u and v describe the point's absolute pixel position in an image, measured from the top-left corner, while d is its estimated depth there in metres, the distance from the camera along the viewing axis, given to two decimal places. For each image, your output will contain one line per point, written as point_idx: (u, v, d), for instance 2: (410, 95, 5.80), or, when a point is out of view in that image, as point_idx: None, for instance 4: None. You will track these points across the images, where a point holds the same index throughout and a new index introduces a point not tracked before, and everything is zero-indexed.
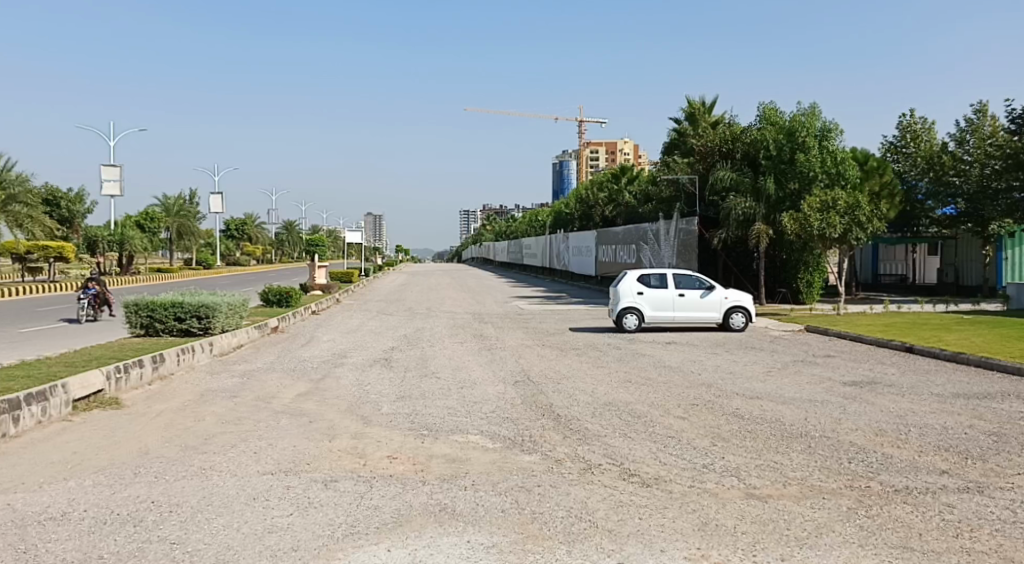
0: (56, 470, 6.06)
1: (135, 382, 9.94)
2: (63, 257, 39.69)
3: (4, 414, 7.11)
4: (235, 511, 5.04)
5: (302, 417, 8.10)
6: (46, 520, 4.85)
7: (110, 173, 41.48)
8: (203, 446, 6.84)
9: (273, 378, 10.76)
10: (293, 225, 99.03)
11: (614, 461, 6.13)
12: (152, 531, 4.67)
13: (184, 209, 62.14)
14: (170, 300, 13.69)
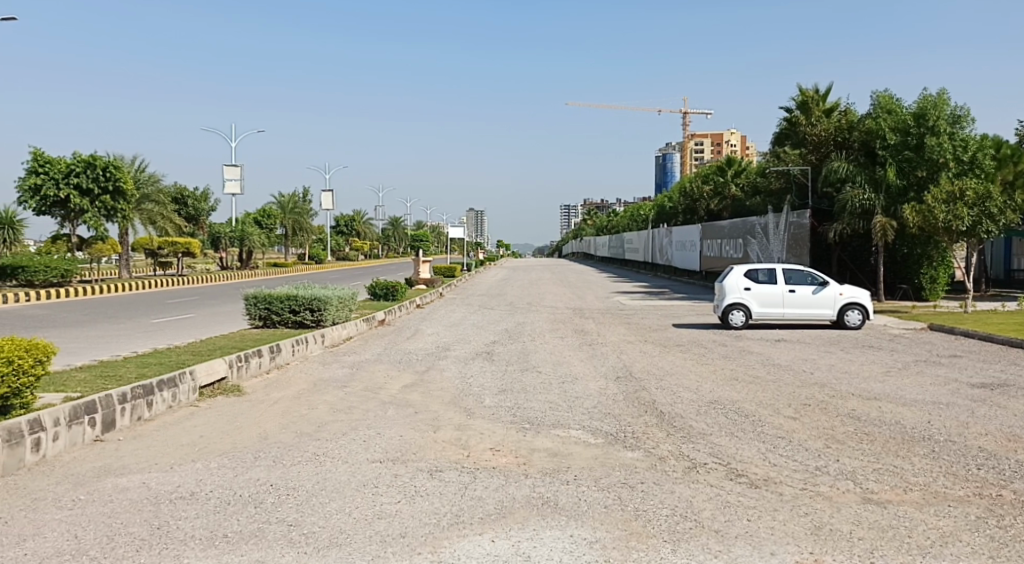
0: (186, 452, 6.49)
1: (254, 370, 10.50)
2: (189, 253, 42.30)
3: (140, 398, 7.67)
4: (346, 496, 5.24)
5: (408, 408, 8.33)
6: (176, 499, 5.19)
7: (232, 173, 43.83)
8: (316, 433, 7.15)
9: (381, 369, 11.11)
10: (399, 221, 101.65)
11: (720, 461, 6.00)
12: (272, 513, 4.92)
13: (298, 207, 64.82)
14: (285, 293, 14.36)
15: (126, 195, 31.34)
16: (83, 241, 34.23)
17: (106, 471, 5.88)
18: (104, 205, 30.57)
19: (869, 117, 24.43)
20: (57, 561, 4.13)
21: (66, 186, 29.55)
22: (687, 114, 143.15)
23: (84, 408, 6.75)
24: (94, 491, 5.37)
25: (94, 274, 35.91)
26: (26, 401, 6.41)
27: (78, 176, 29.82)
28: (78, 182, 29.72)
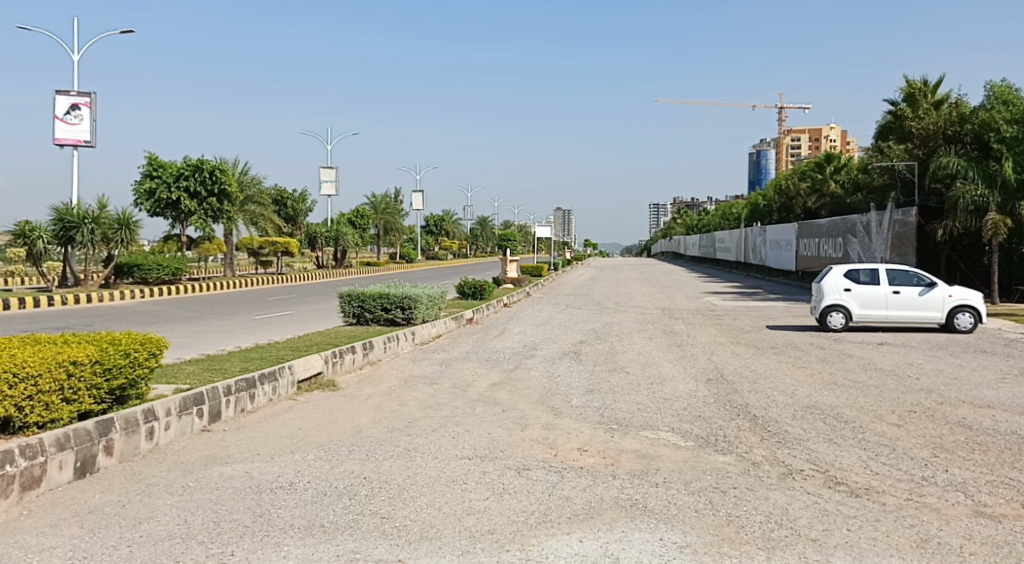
0: (285, 444, 6.76)
1: (348, 365, 10.83)
2: (288, 253, 44.01)
3: (243, 391, 8.03)
4: (436, 491, 5.34)
5: (496, 406, 8.41)
6: (277, 488, 5.42)
7: (328, 174, 45.35)
8: (407, 429, 7.31)
9: (469, 367, 11.26)
10: (487, 220, 102.61)
11: (818, 467, 5.79)
12: (366, 505, 5.07)
13: (390, 207, 66.45)
14: (377, 291, 14.74)
15: (230, 198, 32.89)
16: (191, 241, 36.12)
17: (213, 460, 6.20)
18: (210, 207, 32.17)
19: (983, 109, 23.16)
20: (169, 544, 4.38)
21: (176, 189, 31.27)
22: (783, 109, 138.67)
23: (193, 399, 7.13)
24: (202, 479, 5.66)
25: (201, 273, 37.86)
26: (140, 391, 6.82)
27: (188, 179, 31.49)
28: (187, 185, 31.37)
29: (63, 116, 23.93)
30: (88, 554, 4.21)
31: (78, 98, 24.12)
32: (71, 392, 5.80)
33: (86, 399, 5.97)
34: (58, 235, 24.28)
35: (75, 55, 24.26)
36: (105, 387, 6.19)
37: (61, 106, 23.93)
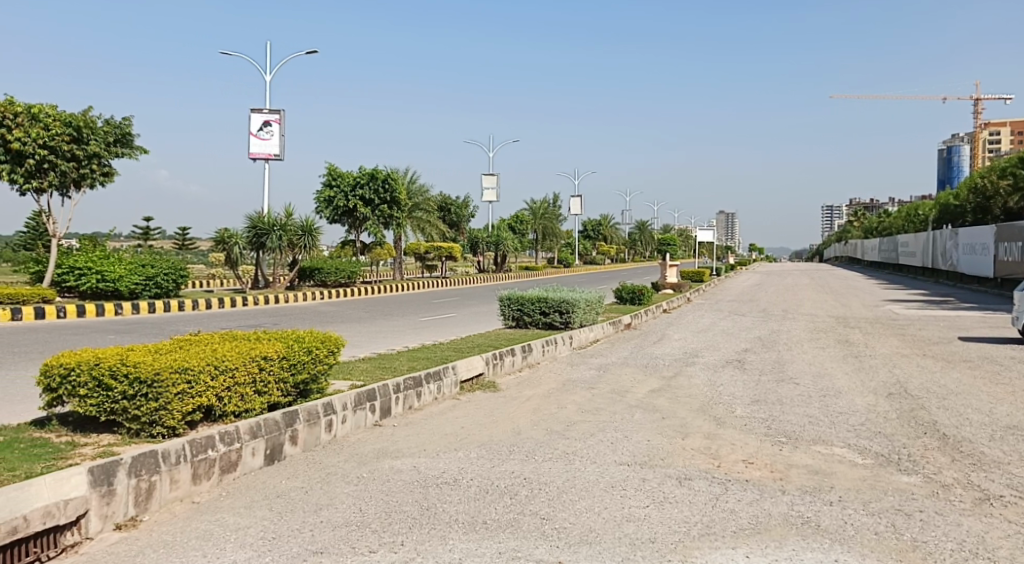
0: (449, 441, 7.02)
1: (508, 368, 11.07)
2: (452, 258, 45.66)
3: (411, 389, 8.41)
4: (595, 496, 5.33)
5: (656, 412, 8.27)
6: (443, 483, 5.63)
7: (490, 181, 46.61)
8: (566, 432, 7.36)
9: (628, 372, 11.16)
10: (646, 225, 100.93)
11: (1021, 495, 5.22)
12: (526, 505, 5.15)
13: (548, 212, 67.24)
14: (536, 295, 14.95)
15: (400, 205, 34.62)
16: (365, 246, 38.37)
17: (384, 453, 6.54)
18: (382, 214, 33.99)
19: None
20: (346, 530, 4.67)
21: (353, 197, 33.36)
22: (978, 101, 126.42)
23: (366, 395, 7.55)
24: (375, 471, 5.99)
25: (373, 276, 40.15)
26: (321, 386, 7.32)
27: (363, 188, 33.46)
28: (362, 193, 33.39)
29: (257, 132, 26.20)
30: (276, 535, 4.58)
31: (270, 115, 26.34)
32: (262, 386, 6.32)
33: (275, 392, 6.49)
34: (251, 240, 26.61)
35: (269, 76, 26.47)
36: (290, 381, 6.70)
37: (255, 123, 26.22)
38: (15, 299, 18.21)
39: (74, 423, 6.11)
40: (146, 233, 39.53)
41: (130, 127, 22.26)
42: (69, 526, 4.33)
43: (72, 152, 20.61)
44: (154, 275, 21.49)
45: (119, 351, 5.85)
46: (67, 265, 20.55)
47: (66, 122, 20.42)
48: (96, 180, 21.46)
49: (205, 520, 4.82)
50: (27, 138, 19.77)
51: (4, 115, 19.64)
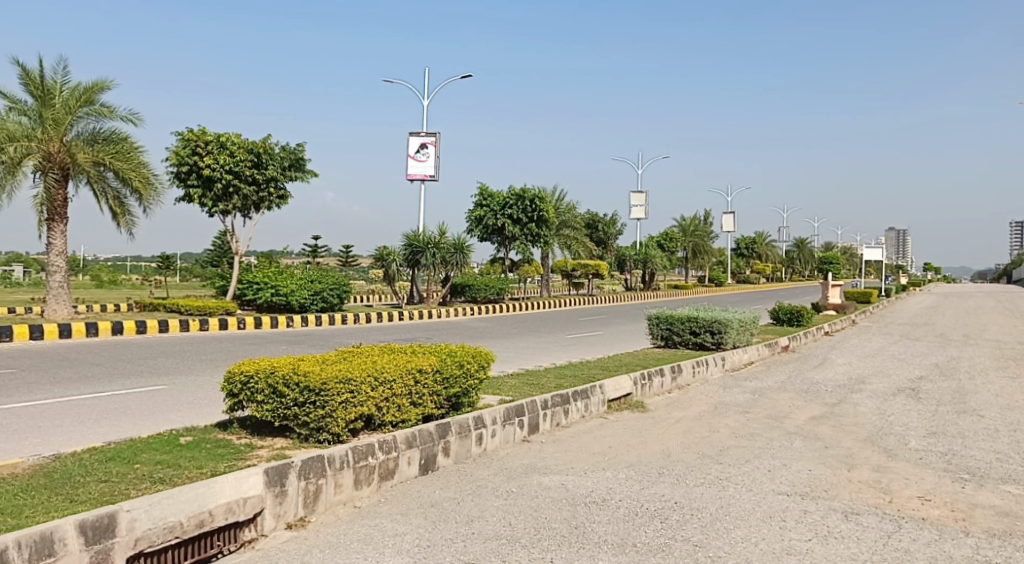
0: (597, 460, 6.97)
1: (657, 389, 10.84)
2: (599, 275, 45.49)
3: (559, 406, 8.43)
4: (752, 525, 5.10)
5: (817, 441, 7.82)
6: (591, 503, 5.59)
7: (638, 199, 46.20)
8: (719, 457, 7.09)
9: (786, 397, 10.62)
10: (805, 242, 95.74)
11: None
12: (678, 530, 5.01)
13: (699, 229, 65.48)
14: (687, 314, 14.56)
15: (548, 223, 34.95)
16: (513, 264, 39.04)
17: (533, 468, 6.60)
18: (531, 232, 34.47)
19: None
20: (497, 543, 4.74)
21: (502, 216, 34.10)
22: None
23: (515, 410, 7.65)
24: (524, 486, 6.04)
25: (522, 293, 40.77)
26: (472, 400, 7.49)
27: (511, 207, 34.07)
28: (511, 212, 34.01)
29: (414, 154, 27.48)
30: (431, 543, 4.72)
31: (426, 138, 27.54)
32: (417, 397, 6.57)
33: (429, 404, 6.72)
34: (407, 257, 27.83)
35: (426, 100, 27.69)
36: (443, 394, 6.91)
37: (413, 145, 27.52)
38: (202, 311, 20.07)
39: (252, 426, 6.62)
40: (313, 252, 42.36)
41: (303, 152, 23.95)
42: (247, 522, 4.69)
43: (252, 176, 22.44)
44: (321, 290, 22.87)
45: (292, 361, 6.29)
46: (247, 280, 22.36)
47: (248, 149, 22.28)
48: (272, 202, 23.27)
49: (365, 524, 5.05)
50: (216, 164, 21.78)
51: (197, 143, 21.79)
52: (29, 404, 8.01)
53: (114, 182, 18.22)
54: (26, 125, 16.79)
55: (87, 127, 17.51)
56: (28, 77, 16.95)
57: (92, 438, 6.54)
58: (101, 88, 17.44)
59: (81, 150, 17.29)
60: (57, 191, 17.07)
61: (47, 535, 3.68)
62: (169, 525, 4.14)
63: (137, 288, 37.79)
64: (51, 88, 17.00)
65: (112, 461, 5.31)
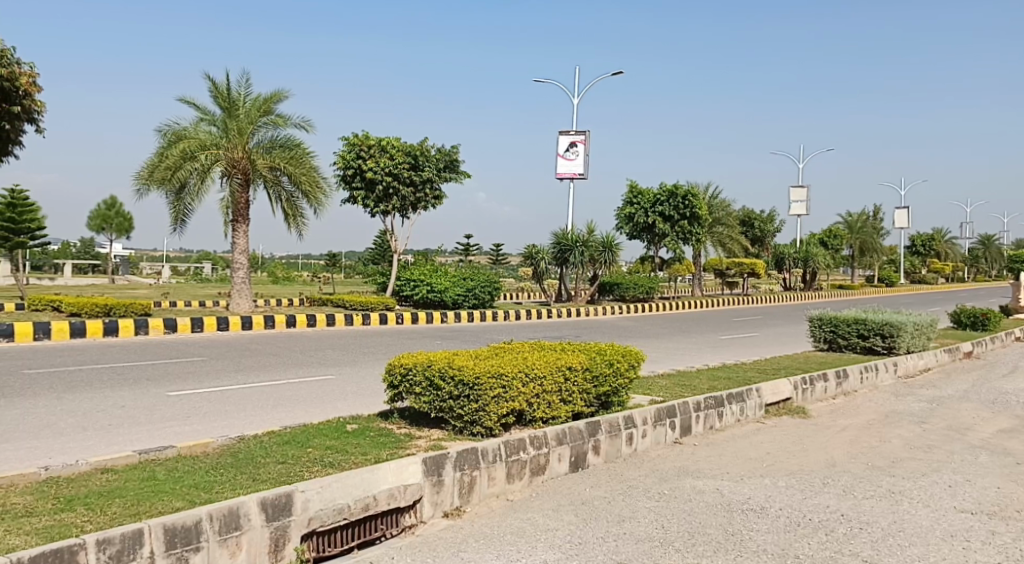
0: (754, 466, 6.70)
1: (820, 394, 10.26)
2: (755, 275, 43.64)
3: (713, 408, 8.18)
4: (930, 544, 4.72)
5: (1007, 457, 7.09)
6: (748, 510, 5.38)
7: (799, 195, 43.95)
8: (891, 469, 6.61)
9: (968, 408, 9.72)
10: (991, 238, 87.16)
11: None
12: (845, 544, 4.72)
13: (867, 226, 61.33)
14: (853, 316, 13.69)
15: (701, 220, 33.98)
16: (664, 263, 38.30)
17: (685, 471, 6.44)
18: (682, 230, 33.68)
19: None
20: (649, 545, 4.67)
21: (652, 214, 33.56)
22: None
23: (666, 411, 7.50)
24: (676, 489, 5.91)
25: (673, 291, 39.89)
26: (622, 399, 7.42)
27: (662, 204, 33.45)
28: (662, 210, 33.39)
29: (564, 153, 27.62)
30: (583, 540, 4.73)
31: (576, 136, 27.60)
32: (568, 395, 6.60)
33: (579, 402, 6.73)
34: (556, 256, 28.10)
35: (575, 98, 27.73)
36: (593, 392, 6.90)
37: (563, 144, 27.70)
38: (364, 306, 21.21)
39: (410, 417, 6.93)
40: (465, 249, 43.60)
41: (458, 154, 24.65)
42: (408, 509, 4.91)
43: (410, 178, 23.41)
44: (473, 288, 23.45)
45: (447, 355, 6.53)
46: (405, 278, 23.41)
47: (406, 152, 23.26)
48: (428, 202, 24.13)
49: (517, 517, 5.14)
50: (377, 167, 22.98)
51: (361, 148, 23.09)
52: (217, 390, 8.79)
53: (288, 186, 19.59)
54: (215, 134, 18.43)
55: (266, 135, 18.93)
56: (217, 90, 18.50)
57: (269, 423, 7.08)
58: (278, 99, 18.82)
59: (260, 157, 18.79)
60: (239, 195, 18.72)
61: (234, 510, 3.99)
62: (338, 507, 4.42)
63: (306, 284, 40.53)
64: (237, 100, 18.49)
65: (287, 444, 5.73)
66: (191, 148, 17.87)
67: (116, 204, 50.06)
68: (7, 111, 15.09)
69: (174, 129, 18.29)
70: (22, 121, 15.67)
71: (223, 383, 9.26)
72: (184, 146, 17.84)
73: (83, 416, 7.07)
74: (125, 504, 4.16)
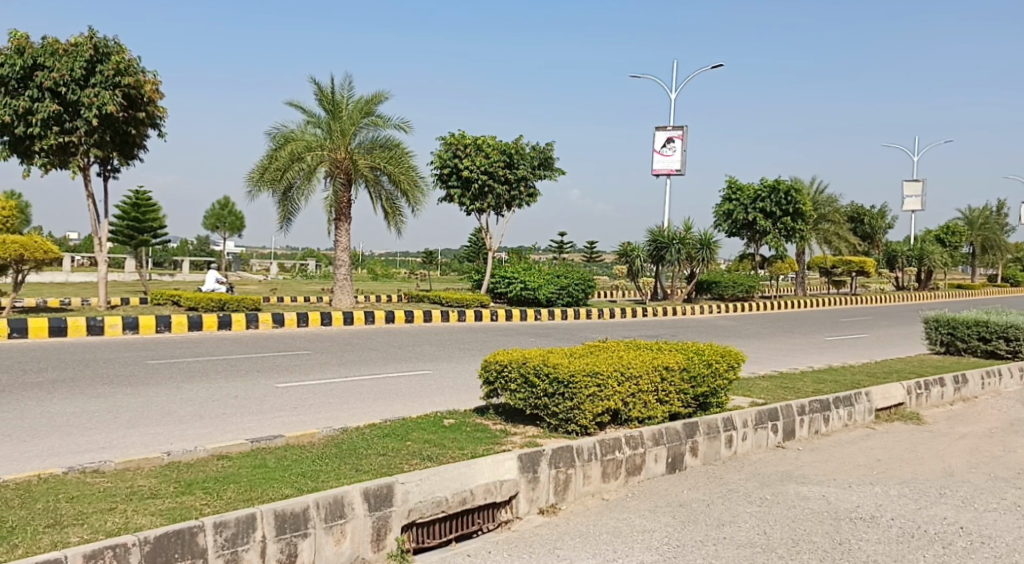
0: (864, 473, 6.40)
1: (936, 399, 9.70)
2: (864, 273, 41.60)
3: (818, 412, 7.86)
4: None
5: None
6: (857, 518, 5.15)
7: (913, 189, 41.64)
8: (1017, 481, 6.18)
9: None
10: None
11: None
12: (963, 558, 4.45)
13: (989, 222, 57.42)
14: (974, 318, 12.88)
15: (805, 216, 32.73)
16: (765, 261, 37.12)
17: (789, 477, 6.22)
18: (785, 226, 32.51)
19: None
20: (751, 551, 4.54)
21: (753, 210, 32.59)
22: None
23: (768, 414, 7.26)
24: (779, 494, 5.73)
25: (774, 291, 38.58)
26: (721, 401, 7.23)
27: (764, 200, 32.42)
28: (763, 206, 32.35)
29: (661, 149, 27.16)
30: (680, 543, 4.64)
31: (673, 131, 27.07)
32: (664, 395, 6.49)
33: (676, 402, 6.60)
34: (652, 253, 27.68)
35: (672, 93, 27.15)
36: (691, 393, 6.75)
37: (659, 140, 27.25)
38: (460, 303, 21.55)
39: (505, 413, 6.98)
40: (559, 248, 43.62)
41: (552, 151, 24.65)
42: (504, 504, 4.95)
43: (505, 176, 23.59)
44: (567, 285, 23.41)
45: (542, 353, 6.55)
46: (500, 275, 23.61)
47: (501, 151, 23.47)
48: (523, 200, 24.23)
49: (613, 517, 5.10)
50: (473, 166, 23.27)
51: (457, 147, 23.45)
52: (322, 382, 9.13)
53: (388, 185, 20.09)
54: (319, 136, 19.15)
55: (367, 136, 19.49)
56: (322, 93, 19.19)
57: (371, 415, 7.30)
58: (378, 100, 19.35)
59: (361, 157, 19.36)
60: (342, 194, 19.37)
61: (338, 498, 4.13)
62: (436, 500, 4.51)
63: (405, 281, 41.54)
64: (340, 102, 19.12)
65: (388, 437, 5.89)
66: (299, 150, 18.63)
67: (229, 204, 52.76)
68: (133, 117, 16.12)
69: (283, 132, 19.12)
70: (147, 126, 16.68)
71: (327, 376, 9.61)
72: (292, 148, 18.63)
73: (200, 405, 7.48)
74: (240, 489, 4.38)
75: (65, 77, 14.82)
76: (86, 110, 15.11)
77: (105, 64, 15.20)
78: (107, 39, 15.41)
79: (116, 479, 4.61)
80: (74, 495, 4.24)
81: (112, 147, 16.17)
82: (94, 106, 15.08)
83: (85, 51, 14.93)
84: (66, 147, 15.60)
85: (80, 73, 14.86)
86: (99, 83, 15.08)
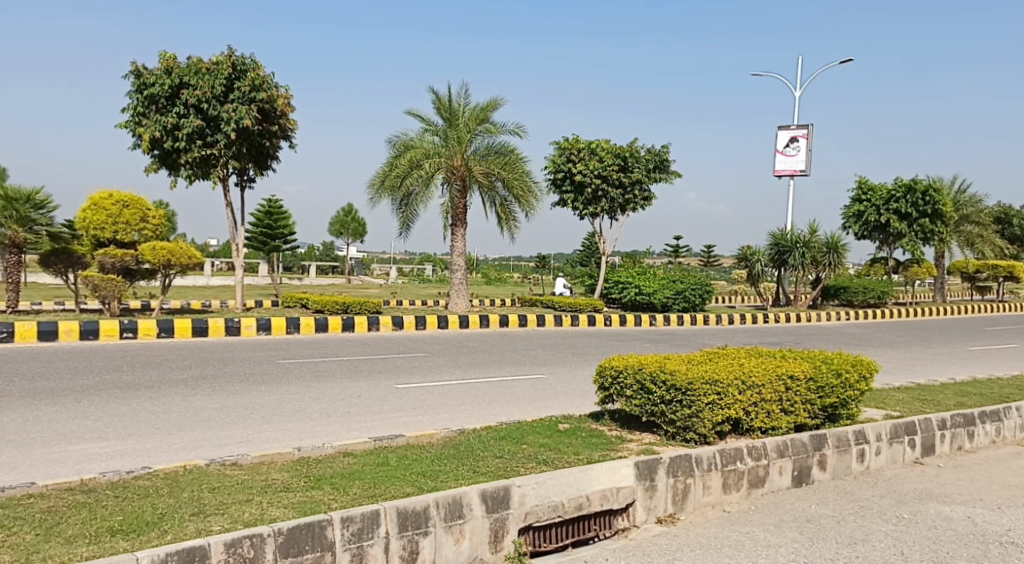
0: (1015, 494, 5.90)
1: None
2: (1013, 278, 38.36)
3: (961, 427, 7.32)
4: None
5: None
6: (1008, 543, 4.75)
7: None
8: None
9: None
10: None
11: None
12: None
13: None
14: None
15: (944, 217, 30.59)
16: (898, 265, 34.98)
17: (929, 495, 5.82)
18: (922, 228, 30.50)
19: None
20: None
21: (886, 211, 30.81)
22: None
23: (904, 428, 6.82)
24: (918, 513, 5.36)
25: (909, 297, 36.29)
26: (852, 412, 6.84)
27: (898, 201, 30.56)
28: (898, 207, 30.50)
29: (784, 149, 26.15)
30: (808, 560, 4.43)
31: (797, 130, 25.97)
32: (789, 405, 6.20)
33: (802, 413, 6.30)
34: (774, 257, 26.66)
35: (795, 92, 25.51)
36: (818, 403, 6.43)
37: (782, 140, 26.24)
38: (574, 307, 21.50)
39: (622, 420, 6.90)
40: (676, 252, 42.79)
41: (668, 154, 24.21)
42: (620, 511, 4.90)
43: (620, 180, 23.36)
44: (683, 290, 22.96)
45: (659, 359, 6.44)
46: (614, 280, 23.39)
47: (615, 154, 23.28)
48: (638, 204, 23.87)
49: (735, 530, 4.94)
50: (587, 170, 23.21)
51: (571, 151, 23.50)
52: (440, 385, 9.34)
53: (502, 191, 20.29)
54: (437, 144, 19.61)
55: (482, 143, 19.81)
56: (439, 101, 19.67)
57: (488, 418, 7.39)
58: (493, 106, 19.63)
59: (477, 164, 19.72)
60: (458, 200, 19.77)
61: (457, 499, 4.20)
62: (554, 504, 4.51)
63: (520, 285, 41.90)
64: (457, 110, 19.55)
65: (505, 440, 5.94)
66: (418, 158, 19.17)
67: (353, 210, 54.91)
68: (268, 130, 17.06)
69: (402, 140, 19.72)
70: (279, 138, 17.63)
71: (443, 378, 9.82)
72: (411, 156, 19.18)
73: (327, 404, 7.82)
74: (365, 485, 4.54)
75: (207, 94, 15.87)
76: (225, 124, 16.14)
77: (242, 80, 16.18)
78: (244, 57, 16.40)
79: (253, 472, 4.87)
80: (215, 486, 4.52)
81: (248, 159, 17.21)
82: (232, 120, 16.10)
83: (225, 70, 15.96)
84: (208, 160, 16.72)
85: (220, 90, 15.90)
86: (237, 98, 16.08)
